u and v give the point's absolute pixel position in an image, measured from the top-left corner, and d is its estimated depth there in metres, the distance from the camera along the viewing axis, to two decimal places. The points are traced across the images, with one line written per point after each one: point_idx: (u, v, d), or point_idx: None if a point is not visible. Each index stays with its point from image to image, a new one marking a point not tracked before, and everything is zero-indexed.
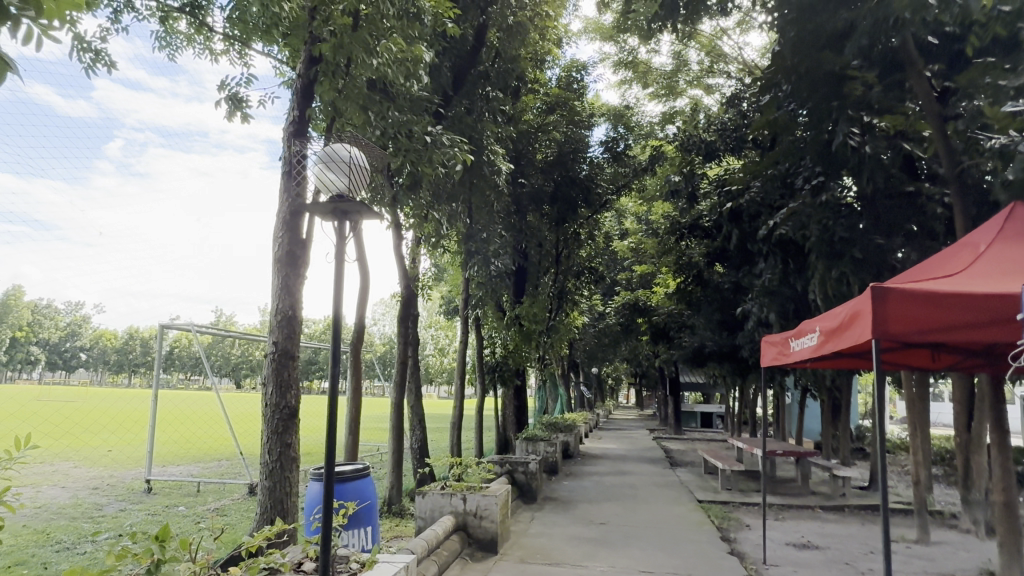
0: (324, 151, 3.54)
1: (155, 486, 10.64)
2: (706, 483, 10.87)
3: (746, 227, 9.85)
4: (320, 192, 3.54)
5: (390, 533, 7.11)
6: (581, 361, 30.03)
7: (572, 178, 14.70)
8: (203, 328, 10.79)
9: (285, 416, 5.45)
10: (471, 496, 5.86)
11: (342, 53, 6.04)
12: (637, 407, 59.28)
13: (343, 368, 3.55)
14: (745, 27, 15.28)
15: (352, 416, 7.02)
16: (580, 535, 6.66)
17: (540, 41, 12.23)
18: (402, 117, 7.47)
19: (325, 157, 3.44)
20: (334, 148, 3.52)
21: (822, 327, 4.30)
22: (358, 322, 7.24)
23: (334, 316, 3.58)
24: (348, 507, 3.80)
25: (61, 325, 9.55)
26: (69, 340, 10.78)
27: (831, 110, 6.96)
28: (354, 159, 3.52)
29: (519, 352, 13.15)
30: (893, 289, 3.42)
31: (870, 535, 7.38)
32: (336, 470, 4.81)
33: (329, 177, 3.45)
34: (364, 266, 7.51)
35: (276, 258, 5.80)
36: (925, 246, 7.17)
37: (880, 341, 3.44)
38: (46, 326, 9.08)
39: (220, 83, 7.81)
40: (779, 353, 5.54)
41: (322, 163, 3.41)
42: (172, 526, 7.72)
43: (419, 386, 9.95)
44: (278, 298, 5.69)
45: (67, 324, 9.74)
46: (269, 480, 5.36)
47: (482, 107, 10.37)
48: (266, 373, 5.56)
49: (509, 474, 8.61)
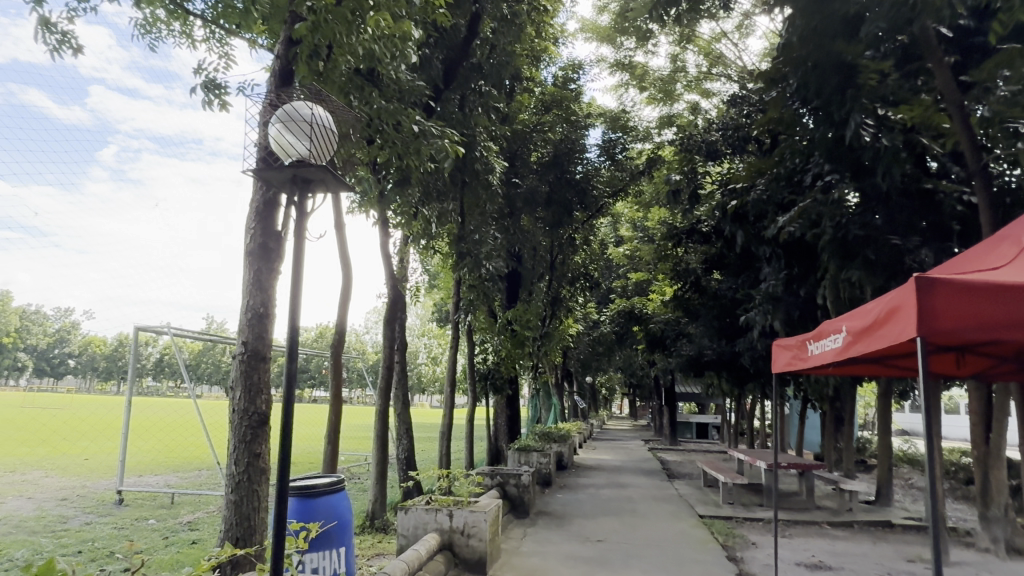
0: (283, 109, 3.17)
1: (127, 497, 10.09)
2: (706, 497, 10.40)
3: (750, 229, 9.44)
4: (277, 157, 3.14)
5: (370, 550, 6.60)
6: (576, 370, 29.57)
7: (567, 180, 14.25)
8: (182, 331, 10.28)
9: (254, 423, 4.96)
10: (457, 513, 5.37)
11: (321, 36, 5.61)
12: (631, 417, 58.76)
13: (300, 376, 3.09)
14: (746, 31, 14.89)
15: (332, 423, 6.52)
16: (576, 554, 6.16)
17: (535, 37, 11.81)
18: (388, 106, 7.00)
19: (283, 114, 3.07)
20: (295, 107, 3.14)
21: (849, 326, 3.86)
22: (340, 323, 6.76)
23: (291, 317, 3.13)
24: (311, 531, 3.29)
25: (47, 330, 9.18)
26: (56, 345, 10.40)
27: (844, 102, 6.55)
28: (318, 118, 3.14)
29: (513, 359, 12.67)
30: (940, 279, 2.98)
31: (885, 554, 6.90)
32: (306, 484, 4.29)
33: (288, 140, 3.07)
34: (347, 264, 7.03)
35: (249, 252, 5.33)
36: (943, 247, 6.75)
37: (927, 339, 2.99)
38: (32, 330, 8.68)
39: (196, 69, 7.36)
40: (795, 357, 5.10)
41: (279, 122, 3.04)
42: (139, 542, 7.20)
43: (406, 393, 9.45)
44: (249, 294, 5.21)
45: (53, 328, 9.38)
46: (234, 494, 4.86)
47: (475, 102, 9.96)
48: (234, 376, 5.07)
49: (500, 486, 8.11)
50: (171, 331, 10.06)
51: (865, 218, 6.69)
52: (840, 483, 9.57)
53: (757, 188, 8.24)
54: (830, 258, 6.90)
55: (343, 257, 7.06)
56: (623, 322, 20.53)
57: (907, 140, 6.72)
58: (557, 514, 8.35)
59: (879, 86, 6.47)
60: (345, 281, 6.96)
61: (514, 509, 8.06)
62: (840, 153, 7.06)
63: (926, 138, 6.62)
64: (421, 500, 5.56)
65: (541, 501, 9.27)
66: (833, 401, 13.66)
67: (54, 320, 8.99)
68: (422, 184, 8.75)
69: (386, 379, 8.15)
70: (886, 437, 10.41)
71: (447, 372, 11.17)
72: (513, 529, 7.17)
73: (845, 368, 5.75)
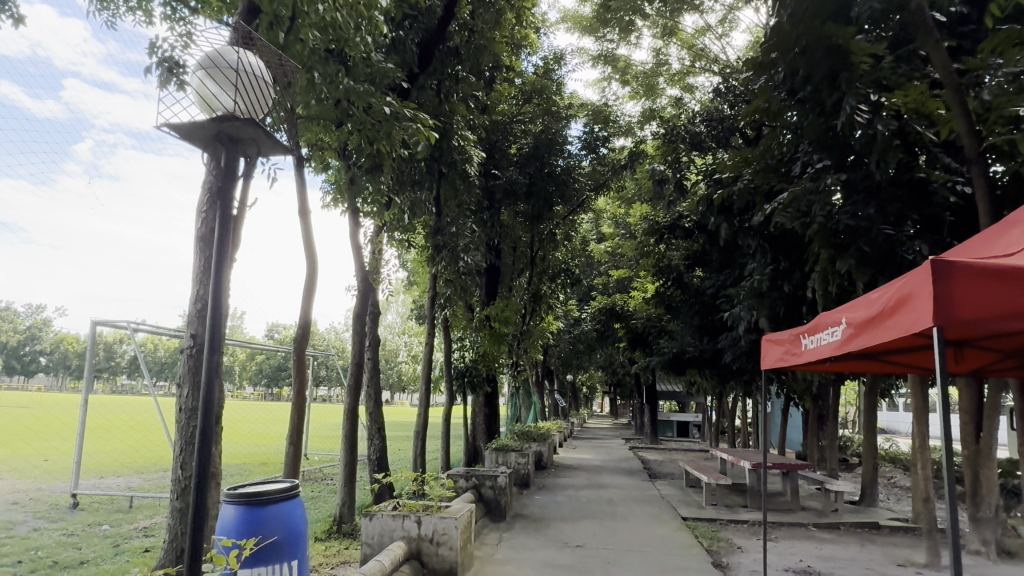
0: (207, 57, 3.02)
1: (83, 501, 9.56)
2: (689, 498, 10.11)
3: (736, 221, 9.17)
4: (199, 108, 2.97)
5: (335, 558, 6.21)
6: (556, 367, 29.29)
7: (548, 173, 13.82)
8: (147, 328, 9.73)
9: (202, 423, 4.55)
10: (425, 519, 4.99)
11: (279, 3, 5.27)
12: (612, 416, 58.65)
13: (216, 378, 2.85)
14: (730, 25, 14.57)
15: (294, 424, 6.10)
16: (553, 561, 5.80)
17: (516, 23, 11.42)
18: (357, 88, 6.33)
19: (206, 61, 2.94)
20: (221, 54, 2.99)
21: (851, 318, 3.56)
22: (304, 316, 6.33)
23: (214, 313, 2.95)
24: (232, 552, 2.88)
25: (19, 329, 8.67)
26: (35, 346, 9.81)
27: (836, 86, 6.27)
28: (246, 65, 3.03)
29: (491, 355, 12.31)
30: (958, 263, 2.67)
31: (875, 559, 6.63)
32: (257, 489, 3.89)
33: (211, 90, 2.92)
34: (311, 253, 6.60)
35: (200, 238, 4.91)
36: (934, 239, 6.52)
37: (945, 329, 2.68)
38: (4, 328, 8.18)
39: (151, 46, 6.86)
40: (786, 353, 4.81)
41: (203, 67, 2.90)
42: (88, 550, 6.75)
43: (379, 391, 9.04)
44: (199, 283, 4.79)
45: (27, 327, 8.85)
46: (179, 501, 4.45)
47: (451, 88, 9.56)
48: (181, 372, 4.65)
49: (476, 489, 7.74)
50: (140, 328, 9.52)
51: (857, 207, 6.44)
52: (826, 483, 9.32)
53: (743, 177, 7.96)
54: (820, 249, 6.62)
55: (308, 245, 6.63)
56: (604, 319, 20.20)
57: (900, 128, 6.48)
58: (535, 517, 8.00)
59: (873, 70, 6.21)
60: (310, 271, 6.53)
61: (490, 512, 7.70)
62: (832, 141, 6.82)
63: (920, 125, 6.37)
64: (386, 505, 5.17)
65: (519, 503, 8.93)
66: (816, 400, 13.47)
67: (26, 316, 8.46)
68: (395, 171, 8.35)
69: (356, 375, 7.72)
70: (871, 436, 10.18)
71: (422, 369, 10.79)
72: (488, 534, 6.80)
73: (836, 365, 5.49)
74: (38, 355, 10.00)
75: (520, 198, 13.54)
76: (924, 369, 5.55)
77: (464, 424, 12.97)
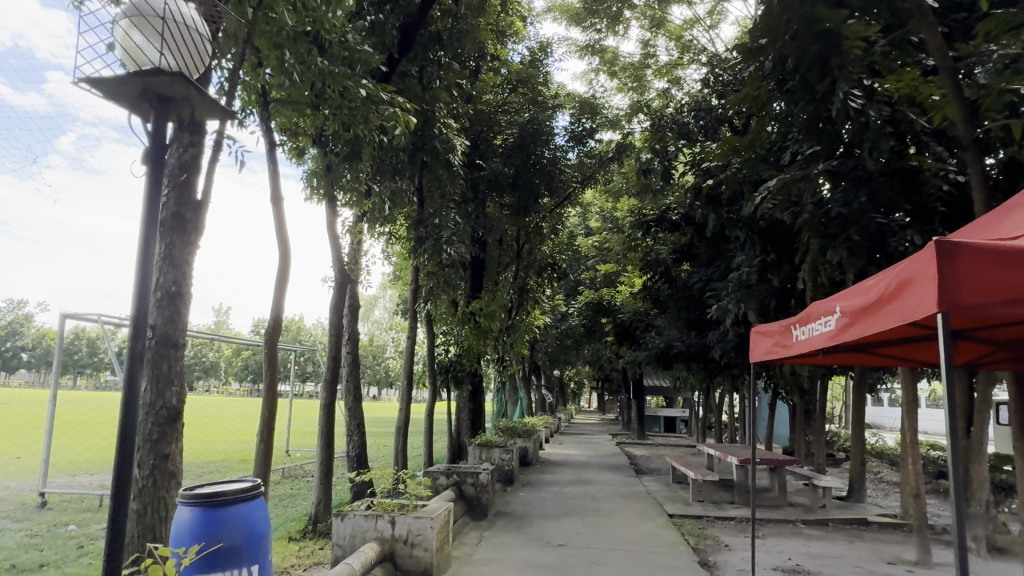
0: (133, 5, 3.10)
1: (51, 500, 9.24)
2: (676, 494, 9.95)
3: (724, 212, 8.99)
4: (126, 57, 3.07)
5: (307, 559, 5.96)
6: (543, 363, 29.11)
7: (534, 164, 13.59)
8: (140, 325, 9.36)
9: (161, 420, 4.28)
10: (400, 520, 4.75)
11: None
12: (599, 411, 58.65)
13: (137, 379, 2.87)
14: (719, 17, 14.38)
15: (265, 420, 5.84)
16: (534, 561, 5.60)
17: (500, 11, 11.17)
18: (331, 68, 6.09)
19: (131, 10, 3.02)
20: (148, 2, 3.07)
21: (845, 305, 3.37)
22: (275, 306, 6.07)
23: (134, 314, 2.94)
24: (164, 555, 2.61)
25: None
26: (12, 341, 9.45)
27: (828, 70, 6.08)
28: (173, 15, 3.12)
29: (476, 349, 12.09)
30: (964, 244, 2.47)
31: (865, 556, 6.47)
32: (217, 489, 3.64)
33: (136, 40, 3.03)
34: (284, 241, 6.32)
35: (161, 223, 4.65)
36: (926, 228, 6.36)
37: (949, 316, 2.48)
38: None
39: None
40: (776, 344, 4.62)
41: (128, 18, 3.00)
42: (50, 551, 6.45)
43: (358, 385, 8.82)
44: (159, 271, 4.53)
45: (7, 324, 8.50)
46: (136, 502, 4.20)
47: (433, 74, 9.31)
48: (140, 365, 4.39)
49: (457, 486, 7.51)
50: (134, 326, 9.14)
51: (848, 195, 6.27)
52: (814, 479, 9.18)
53: (732, 166, 7.79)
54: (810, 238, 6.46)
55: (281, 234, 6.36)
56: (591, 313, 20.04)
57: (892, 114, 6.30)
58: (518, 514, 7.81)
59: (866, 54, 6.03)
60: (282, 259, 6.22)
61: (472, 509, 7.50)
62: (823, 128, 6.66)
63: (911, 112, 6.24)
64: (359, 505, 4.93)
65: (502, 499, 8.73)
66: (803, 394, 13.37)
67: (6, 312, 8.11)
68: (373, 158, 8.12)
69: (333, 367, 7.40)
70: (860, 431, 10.04)
71: (404, 364, 10.53)
72: (469, 532, 6.59)
73: (827, 358, 5.32)
74: (18, 352, 9.68)
75: (506, 189, 13.30)
76: (917, 362, 5.39)
77: (448, 420, 12.73)
